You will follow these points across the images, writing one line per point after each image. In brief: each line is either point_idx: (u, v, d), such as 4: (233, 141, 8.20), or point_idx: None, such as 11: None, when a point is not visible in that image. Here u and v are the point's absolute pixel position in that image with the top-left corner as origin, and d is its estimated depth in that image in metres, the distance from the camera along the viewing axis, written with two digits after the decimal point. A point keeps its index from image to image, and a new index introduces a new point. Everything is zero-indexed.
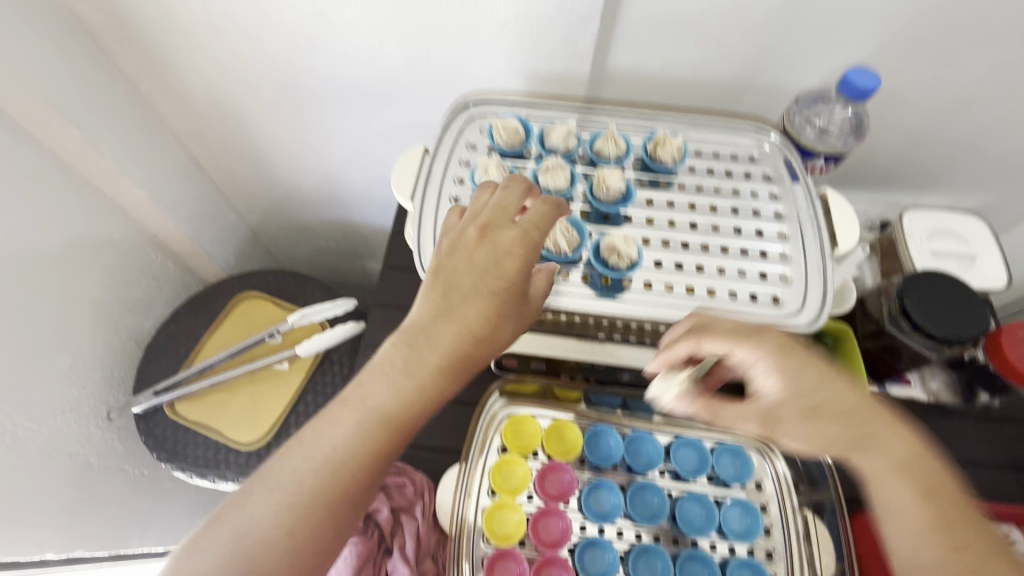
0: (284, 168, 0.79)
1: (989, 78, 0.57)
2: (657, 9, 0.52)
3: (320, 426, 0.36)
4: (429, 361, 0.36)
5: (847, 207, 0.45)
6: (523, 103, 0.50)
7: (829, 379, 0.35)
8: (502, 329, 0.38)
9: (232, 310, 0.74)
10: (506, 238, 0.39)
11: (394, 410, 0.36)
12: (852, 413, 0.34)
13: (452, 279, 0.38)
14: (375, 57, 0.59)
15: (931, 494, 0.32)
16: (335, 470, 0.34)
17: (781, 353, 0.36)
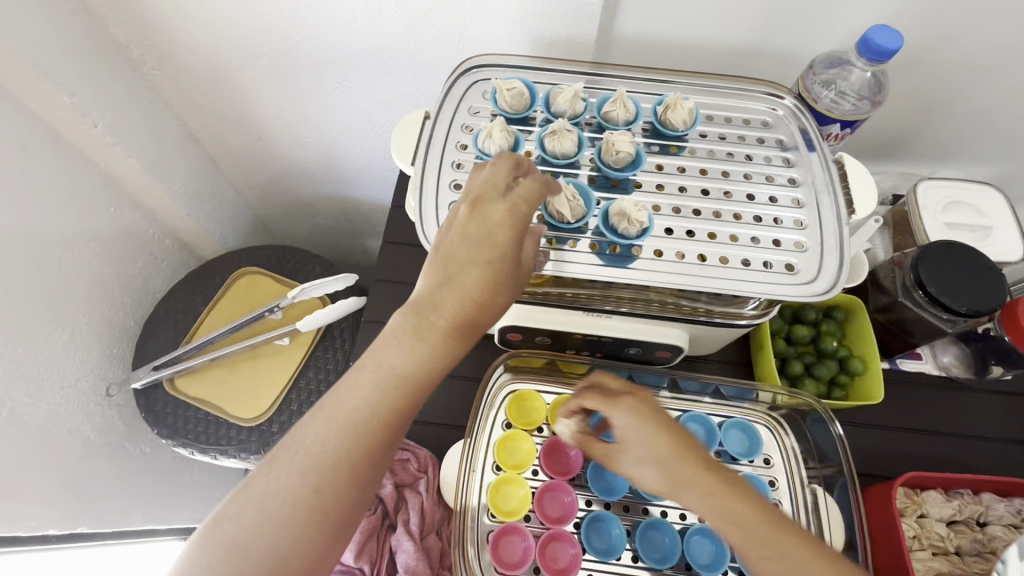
0: (281, 142, 0.77)
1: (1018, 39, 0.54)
2: None
3: (339, 389, 0.34)
4: (437, 325, 0.34)
5: (862, 172, 0.44)
6: (527, 67, 0.49)
7: (668, 429, 0.37)
8: (500, 296, 0.35)
9: (232, 286, 0.73)
10: (498, 208, 0.35)
11: (410, 373, 0.34)
12: (689, 464, 0.35)
13: (449, 249, 0.35)
14: (375, 23, 0.57)
15: (770, 539, 0.32)
16: (358, 429, 0.33)
17: (624, 410, 0.38)
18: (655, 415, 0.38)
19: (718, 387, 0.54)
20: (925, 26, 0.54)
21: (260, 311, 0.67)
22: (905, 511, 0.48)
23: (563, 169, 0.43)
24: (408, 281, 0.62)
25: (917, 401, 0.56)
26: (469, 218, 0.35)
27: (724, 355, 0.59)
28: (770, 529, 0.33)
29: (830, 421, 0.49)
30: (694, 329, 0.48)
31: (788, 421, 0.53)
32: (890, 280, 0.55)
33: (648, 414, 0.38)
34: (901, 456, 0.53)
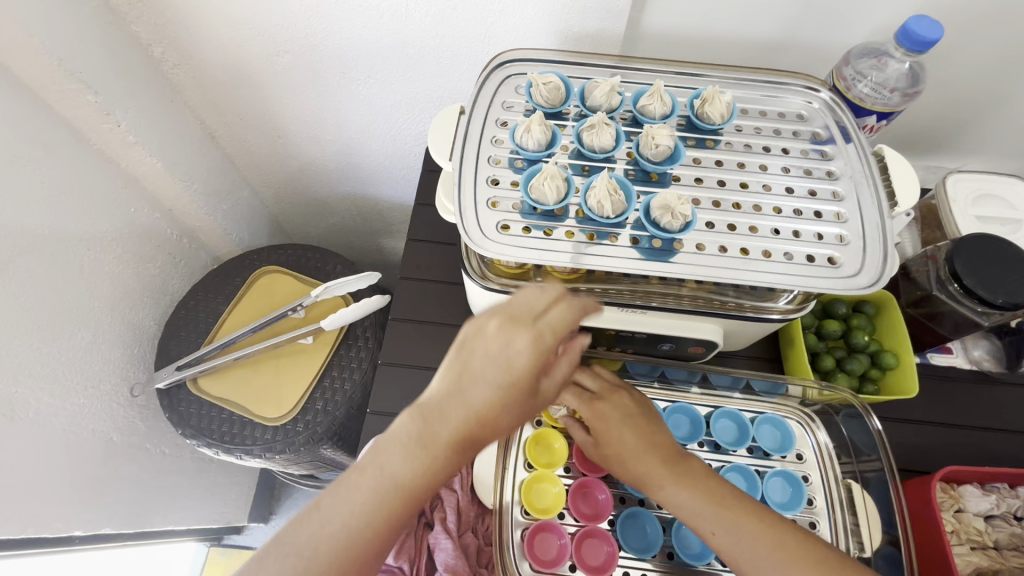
0: (301, 141, 0.77)
1: None
2: None
3: (333, 495, 0.33)
4: (442, 441, 0.33)
5: (903, 163, 0.43)
6: (559, 62, 0.48)
7: (631, 423, 0.44)
8: (509, 422, 0.35)
9: (253, 285, 0.73)
10: (521, 333, 0.34)
11: (409, 486, 0.33)
12: (650, 451, 0.43)
13: (465, 363, 0.34)
14: (400, 20, 0.56)
15: (716, 509, 0.39)
16: (349, 543, 0.32)
17: (596, 410, 0.45)
18: (623, 412, 0.45)
19: (749, 382, 0.53)
20: (955, 19, 0.53)
21: (283, 310, 0.67)
22: (943, 505, 0.48)
23: (600, 164, 0.43)
24: (434, 279, 0.62)
25: (950, 396, 0.55)
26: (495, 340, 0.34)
27: (753, 350, 0.58)
28: (717, 498, 0.40)
29: (868, 415, 0.49)
30: (730, 324, 0.48)
31: (819, 416, 0.53)
32: (923, 274, 0.55)
33: (616, 412, 0.45)
34: (936, 450, 0.53)
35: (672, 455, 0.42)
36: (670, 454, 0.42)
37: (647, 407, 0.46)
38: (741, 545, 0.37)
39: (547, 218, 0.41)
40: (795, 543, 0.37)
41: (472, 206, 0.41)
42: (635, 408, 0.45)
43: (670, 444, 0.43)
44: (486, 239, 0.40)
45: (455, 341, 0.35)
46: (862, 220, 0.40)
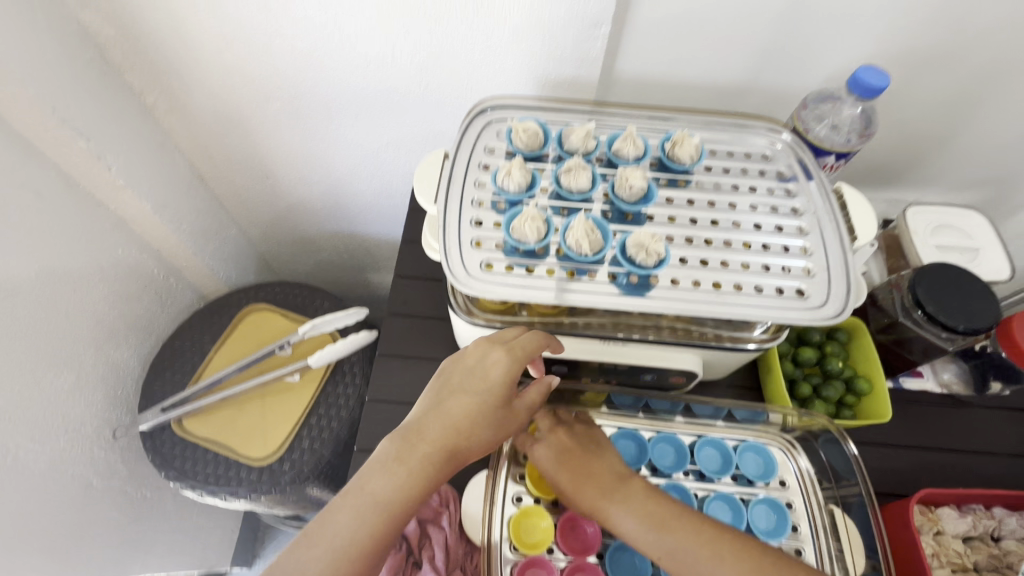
0: (289, 182, 0.79)
1: (986, 73, 0.58)
2: (665, 12, 0.54)
3: (324, 515, 0.39)
4: (419, 452, 0.41)
5: (861, 201, 0.46)
6: (538, 108, 0.51)
7: (576, 460, 0.48)
8: (480, 430, 0.43)
9: (240, 324, 0.74)
10: (490, 352, 0.45)
11: (392, 495, 0.39)
12: (593, 484, 0.47)
13: (444, 383, 0.45)
14: (385, 68, 0.59)
15: (658, 527, 0.43)
16: (339, 553, 0.37)
17: (543, 453, 0.50)
18: (564, 448, 0.50)
19: (731, 411, 0.55)
20: (901, 66, 0.58)
21: (270, 348, 0.67)
22: (922, 528, 0.49)
23: (578, 205, 0.45)
24: (421, 314, 0.63)
25: (924, 419, 0.57)
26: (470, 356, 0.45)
27: (734, 378, 0.60)
28: (659, 519, 0.43)
29: (844, 440, 0.50)
30: (708, 354, 0.49)
31: (800, 442, 0.54)
32: (889, 301, 0.57)
33: (556, 448, 0.50)
34: (914, 472, 0.55)
35: (615, 483, 0.46)
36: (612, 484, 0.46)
37: (586, 438, 0.51)
38: (686, 558, 0.41)
39: (529, 256, 0.43)
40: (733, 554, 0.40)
41: (457, 246, 0.43)
42: (573, 443, 0.50)
43: (611, 472, 0.47)
44: (471, 278, 0.41)
45: (438, 367, 0.47)
46: (826, 253, 0.43)
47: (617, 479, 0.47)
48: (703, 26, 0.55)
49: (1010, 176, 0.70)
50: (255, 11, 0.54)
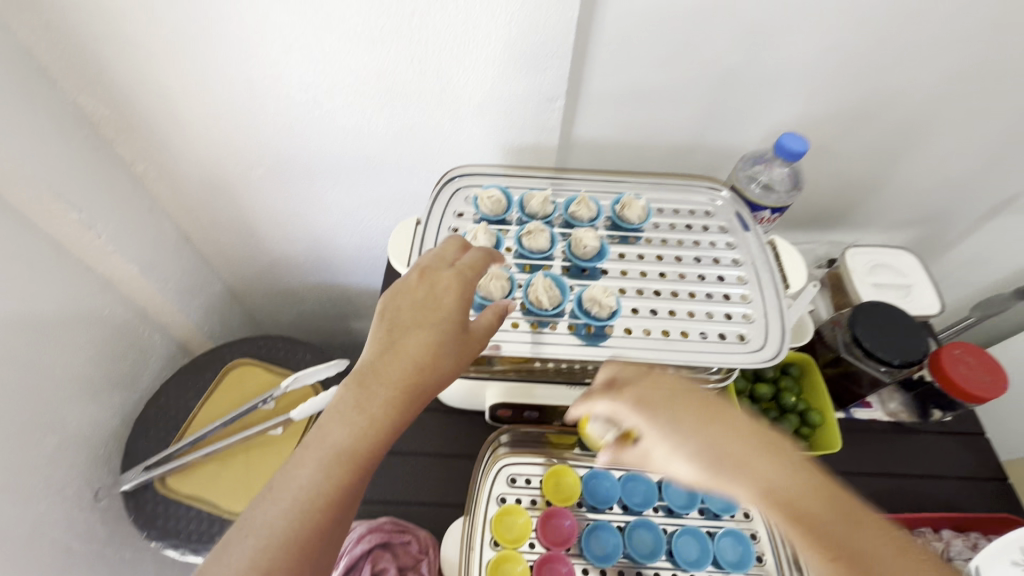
0: (273, 239, 0.82)
1: (902, 132, 0.65)
2: (613, 88, 0.60)
3: (285, 471, 0.35)
4: (381, 393, 0.38)
5: (792, 252, 0.52)
6: (502, 175, 0.56)
7: (704, 409, 0.40)
8: (445, 360, 0.40)
9: (224, 378, 0.75)
10: (442, 278, 0.42)
11: (356, 440, 0.36)
12: (727, 453, 0.38)
13: (395, 319, 0.41)
14: (362, 138, 0.64)
15: (820, 496, 0.35)
16: (306, 510, 0.33)
17: (653, 396, 0.40)
18: (680, 397, 0.40)
19: None
20: (828, 127, 0.65)
21: (253, 402, 0.69)
22: None
23: (539, 263, 0.50)
24: None
25: (873, 446, 0.61)
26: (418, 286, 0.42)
27: None
28: (823, 490, 0.35)
29: None
30: None
31: None
32: (833, 337, 0.62)
33: (668, 393, 0.41)
34: (867, 498, 0.58)
35: (762, 441, 0.38)
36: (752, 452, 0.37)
37: (709, 394, 0.42)
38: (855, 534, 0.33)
39: None
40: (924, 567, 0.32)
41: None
42: (694, 393, 0.41)
43: (753, 438, 0.38)
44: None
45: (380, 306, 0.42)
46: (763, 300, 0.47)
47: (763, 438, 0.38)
48: (648, 98, 0.61)
49: (934, 217, 0.77)
50: (242, 91, 0.59)
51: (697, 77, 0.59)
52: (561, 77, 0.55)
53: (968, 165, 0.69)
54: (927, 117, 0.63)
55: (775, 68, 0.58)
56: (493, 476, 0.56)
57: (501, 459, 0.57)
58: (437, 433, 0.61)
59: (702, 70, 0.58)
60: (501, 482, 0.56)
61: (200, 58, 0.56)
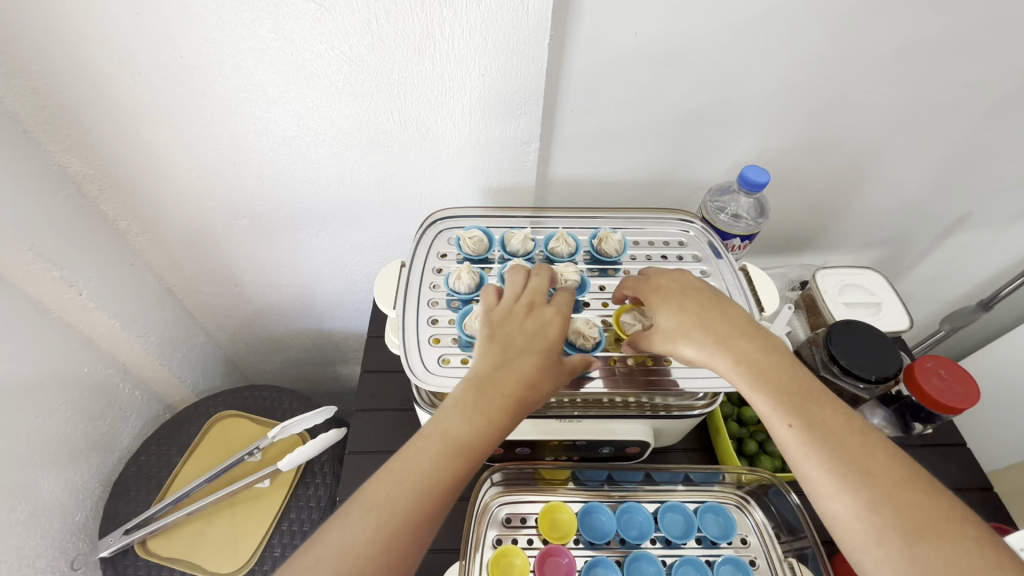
0: (258, 287, 0.83)
1: (857, 161, 0.70)
2: (584, 130, 0.63)
3: (407, 453, 0.38)
4: (496, 402, 0.41)
5: (764, 278, 0.55)
6: (483, 215, 0.58)
7: (705, 300, 0.46)
8: (548, 383, 0.43)
9: (208, 433, 0.73)
10: (546, 313, 0.46)
11: (472, 439, 0.39)
12: (714, 330, 0.44)
13: (508, 341, 0.44)
14: (346, 186, 0.66)
15: (791, 378, 0.41)
16: (427, 491, 0.36)
17: (665, 288, 0.48)
18: (694, 292, 0.47)
19: (687, 474, 0.58)
20: (787, 158, 0.69)
21: (239, 456, 0.68)
22: None
23: None
24: (389, 408, 0.65)
25: None
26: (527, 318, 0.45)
27: (688, 443, 0.64)
28: (794, 375, 0.41)
29: (787, 491, 0.55)
30: (657, 424, 0.53)
31: (753, 497, 0.58)
32: (811, 357, 0.64)
33: (682, 288, 0.47)
34: None
35: (750, 330, 0.44)
36: (743, 336, 0.44)
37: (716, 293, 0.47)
38: (811, 412, 0.39)
39: None
40: (884, 449, 0.38)
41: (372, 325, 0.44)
42: (703, 289, 0.48)
43: (744, 327, 0.44)
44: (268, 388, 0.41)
45: (487, 328, 0.45)
46: None
47: (754, 328, 0.44)
48: (618, 138, 0.64)
49: (895, 237, 0.81)
50: (227, 145, 0.61)
51: (664, 117, 0.62)
52: (534, 122, 0.58)
53: (921, 189, 0.74)
54: (878, 146, 0.68)
55: (735, 107, 0.62)
56: (488, 516, 0.56)
57: (498, 499, 0.57)
58: None
59: (666, 110, 0.62)
60: (497, 524, 0.55)
61: (186, 116, 0.57)
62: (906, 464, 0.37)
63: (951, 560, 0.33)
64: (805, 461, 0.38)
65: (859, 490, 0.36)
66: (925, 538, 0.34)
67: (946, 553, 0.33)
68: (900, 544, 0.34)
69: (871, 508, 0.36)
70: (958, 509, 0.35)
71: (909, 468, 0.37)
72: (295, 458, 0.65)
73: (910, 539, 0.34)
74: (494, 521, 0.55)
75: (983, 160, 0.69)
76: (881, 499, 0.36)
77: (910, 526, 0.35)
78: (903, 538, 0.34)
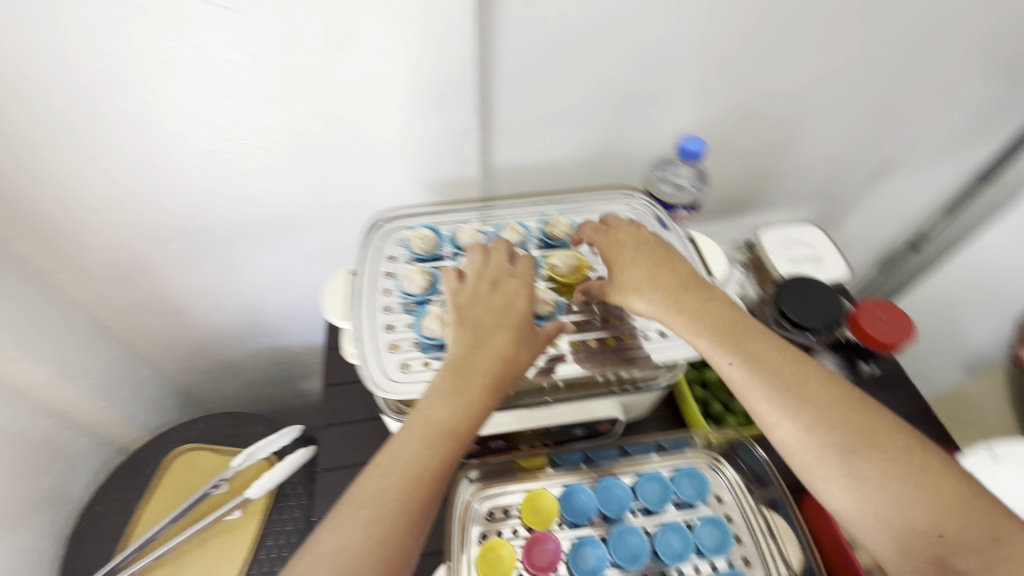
0: (202, 310, 0.78)
1: (787, 121, 0.72)
2: (522, 116, 0.62)
3: (390, 448, 0.40)
4: (473, 383, 0.42)
5: (711, 245, 0.57)
6: (430, 213, 0.57)
7: (657, 256, 0.50)
8: (525, 356, 0.44)
9: (167, 471, 0.70)
10: (512, 287, 0.47)
11: (454, 424, 0.40)
12: (666, 285, 0.48)
13: (477, 321, 0.44)
14: (283, 196, 0.63)
15: (737, 326, 0.46)
16: (414, 482, 0.39)
17: (619, 244, 0.51)
18: (647, 249, 0.50)
19: (660, 442, 0.60)
20: (723, 125, 0.70)
21: (204, 489, 0.65)
22: None
23: None
24: (355, 419, 0.64)
25: None
26: (493, 295, 0.46)
27: (657, 412, 0.66)
28: (737, 324, 0.46)
29: (755, 447, 0.59)
30: (627, 399, 0.52)
31: (723, 455, 0.60)
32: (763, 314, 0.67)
33: (637, 247, 0.50)
34: None
35: (698, 285, 0.48)
36: (690, 288, 0.48)
37: (669, 249, 0.51)
38: (756, 355, 0.44)
39: (441, 349, 0.46)
40: (822, 379, 0.43)
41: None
42: (656, 245, 0.51)
43: (692, 281, 0.48)
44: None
45: (454, 311, 0.45)
46: None
47: (701, 283, 0.49)
48: (557, 121, 0.64)
49: (828, 191, 0.85)
50: (145, 164, 0.56)
51: (599, 96, 0.62)
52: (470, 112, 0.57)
53: (847, 143, 0.77)
54: (805, 106, 0.70)
55: (668, 80, 0.63)
56: (471, 511, 0.55)
57: (479, 494, 0.56)
58: None
59: (601, 89, 0.61)
60: (482, 518, 0.55)
61: (92, 138, 0.53)
62: (841, 386, 0.43)
63: (878, 468, 0.40)
64: (754, 397, 0.43)
65: (798, 418, 0.42)
66: (862, 454, 0.40)
67: (877, 464, 0.40)
68: (838, 460, 0.40)
69: (812, 432, 0.41)
70: (890, 425, 0.42)
71: (844, 393, 0.43)
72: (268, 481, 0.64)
73: (846, 459, 0.40)
74: (478, 517, 0.55)
75: (899, 112, 0.73)
76: (819, 424, 0.41)
77: (847, 445, 0.41)
78: (841, 459, 0.40)
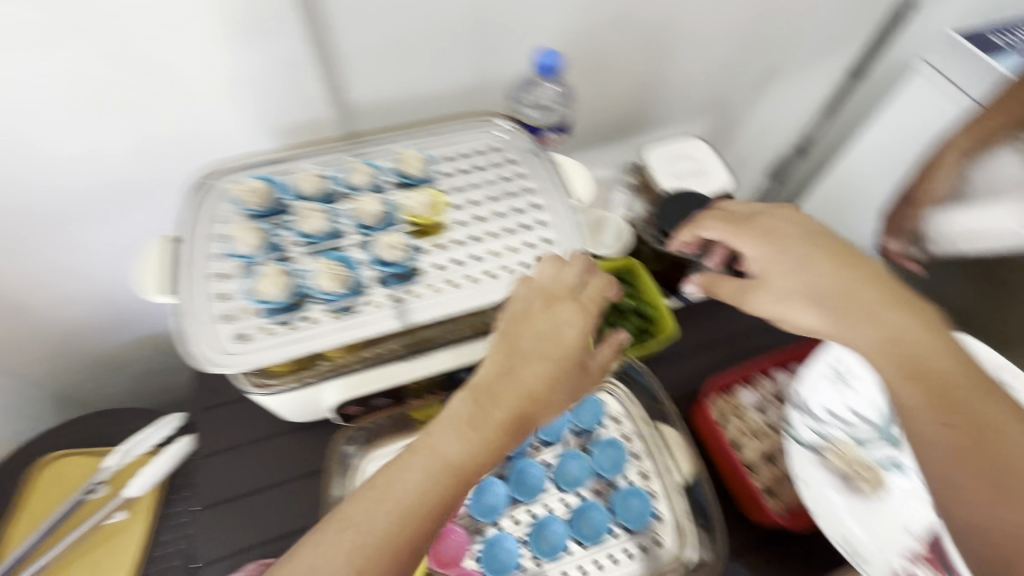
0: (55, 304, 0.69)
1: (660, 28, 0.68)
2: (368, 45, 0.55)
3: (391, 473, 0.38)
4: (492, 418, 0.39)
5: (579, 167, 0.54)
6: (267, 162, 0.50)
7: (850, 263, 0.40)
8: (557, 395, 0.41)
9: (36, 482, 0.64)
10: (567, 310, 0.43)
11: (461, 459, 0.38)
12: (851, 298, 0.39)
13: (512, 346, 0.41)
14: (103, 158, 0.55)
15: (945, 352, 0.36)
16: (408, 514, 0.36)
17: (788, 242, 0.42)
18: (817, 245, 0.42)
19: None
20: (595, 39, 0.66)
21: (78, 496, 0.60)
22: (725, 414, 0.61)
23: (325, 244, 0.46)
24: (234, 399, 0.60)
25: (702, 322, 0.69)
26: (543, 316, 0.42)
27: None
28: (949, 350, 0.36)
29: (643, 366, 0.58)
30: None
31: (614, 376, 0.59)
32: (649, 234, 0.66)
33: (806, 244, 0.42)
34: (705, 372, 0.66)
35: (904, 302, 0.38)
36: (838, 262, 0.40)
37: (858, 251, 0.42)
38: (969, 404, 0.33)
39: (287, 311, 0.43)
40: (997, 401, 0.34)
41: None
42: (840, 248, 0.41)
43: (887, 292, 0.39)
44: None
45: (500, 325, 0.42)
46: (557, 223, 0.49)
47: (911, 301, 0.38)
48: (410, 48, 0.57)
49: (716, 106, 0.84)
50: None
51: (448, 13, 0.56)
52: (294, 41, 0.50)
53: (726, 49, 0.75)
54: (675, 12, 0.67)
55: None
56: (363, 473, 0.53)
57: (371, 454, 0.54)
58: (288, 453, 0.57)
59: (449, 5, 0.55)
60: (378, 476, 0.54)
61: None
62: None
63: None
64: (936, 453, 0.33)
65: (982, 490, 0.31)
66: None
67: None
68: None
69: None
70: None
71: None
72: (154, 473, 0.60)
73: None
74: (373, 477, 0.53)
75: (769, 16, 0.73)
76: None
77: None
78: None
